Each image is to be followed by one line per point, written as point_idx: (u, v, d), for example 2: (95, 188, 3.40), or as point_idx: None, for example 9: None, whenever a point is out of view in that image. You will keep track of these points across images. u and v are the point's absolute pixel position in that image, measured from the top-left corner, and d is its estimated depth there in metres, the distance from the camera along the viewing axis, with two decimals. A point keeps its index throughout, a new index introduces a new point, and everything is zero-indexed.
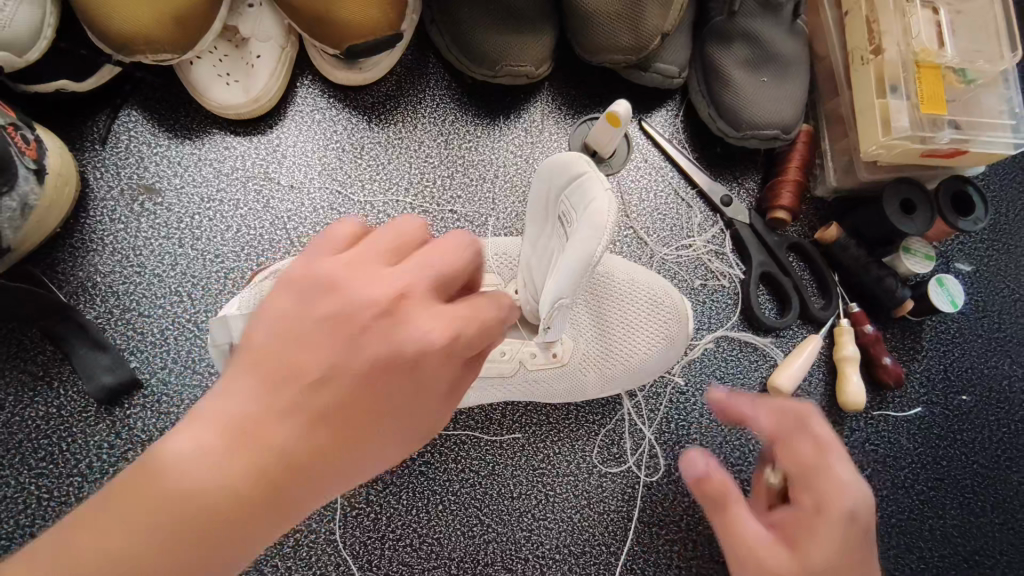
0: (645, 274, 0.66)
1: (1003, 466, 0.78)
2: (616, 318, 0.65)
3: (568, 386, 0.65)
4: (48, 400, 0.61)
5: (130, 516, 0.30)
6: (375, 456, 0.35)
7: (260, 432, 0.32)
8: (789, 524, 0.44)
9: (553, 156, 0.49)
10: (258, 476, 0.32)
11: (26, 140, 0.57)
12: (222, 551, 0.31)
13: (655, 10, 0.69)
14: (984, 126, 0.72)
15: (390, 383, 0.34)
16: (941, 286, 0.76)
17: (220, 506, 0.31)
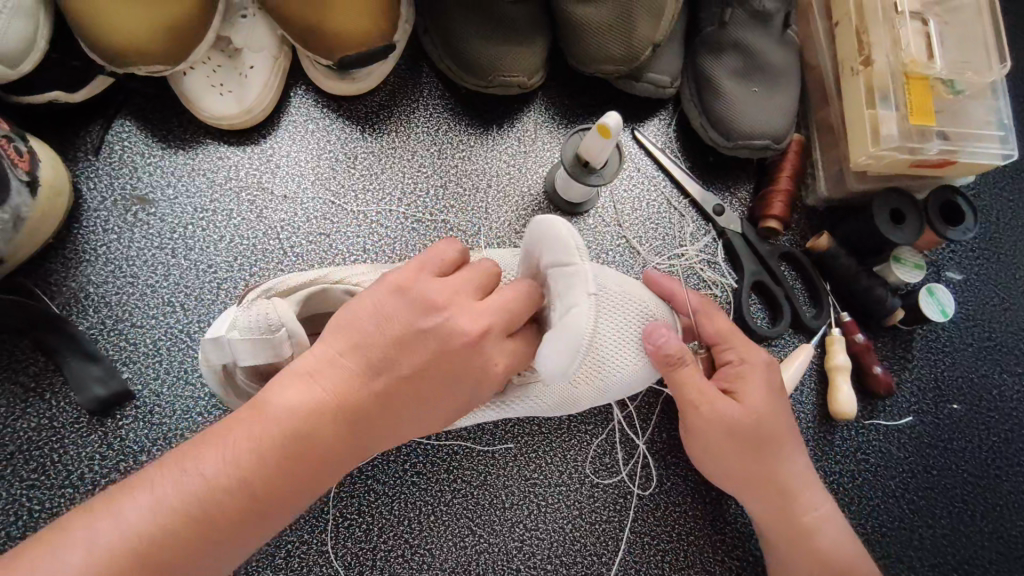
0: (635, 284, 0.62)
1: (993, 475, 0.78)
2: (606, 329, 0.59)
3: (554, 400, 0.62)
4: (40, 412, 0.61)
5: (252, 443, 0.41)
6: (419, 423, 0.46)
7: (347, 396, 0.43)
8: (732, 385, 0.62)
9: (541, 222, 0.49)
10: (345, 418, 0.43)
11: (18, 153, 0.57)
12: (310, 476, 0.43)
13: (647, 21, 0.70)
14: (972, 137, 0.72)
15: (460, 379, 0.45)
16: (931, 296, 0.77)
17: (313, 439, 0.42)
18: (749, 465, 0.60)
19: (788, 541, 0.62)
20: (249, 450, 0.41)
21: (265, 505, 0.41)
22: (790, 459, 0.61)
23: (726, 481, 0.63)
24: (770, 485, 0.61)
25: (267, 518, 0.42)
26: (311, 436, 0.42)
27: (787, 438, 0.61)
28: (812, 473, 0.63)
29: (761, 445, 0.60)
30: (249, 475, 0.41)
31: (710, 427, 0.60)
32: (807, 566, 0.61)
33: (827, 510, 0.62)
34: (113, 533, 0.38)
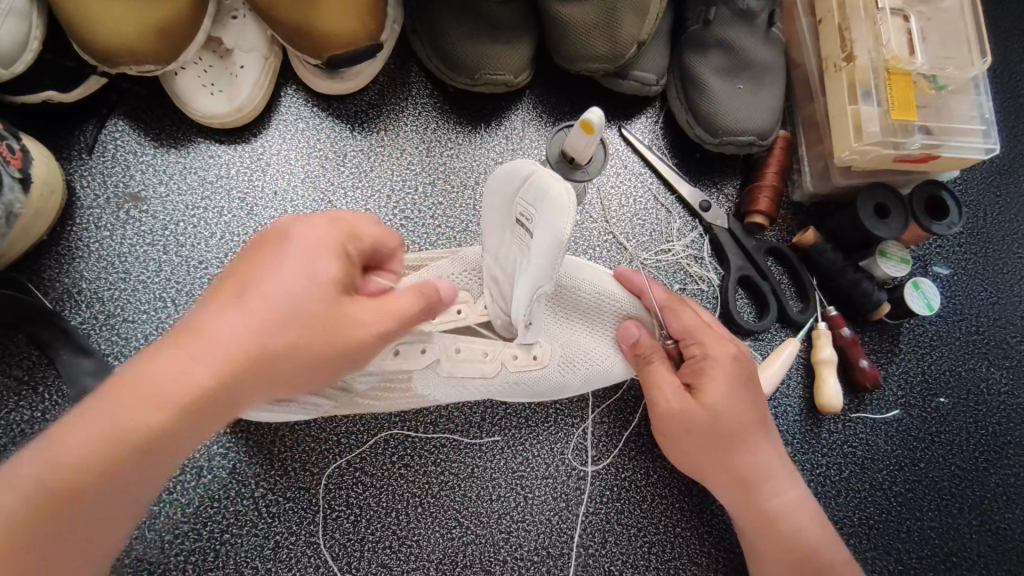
0: (609, 283, 0.66)
1: (980, 468, 0.78)
2: (590, 326, 0.67)
3: (548, 389, 0.67)
4: (32, 404, 0.62)
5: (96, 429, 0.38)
6: (301, 381, 0.43)
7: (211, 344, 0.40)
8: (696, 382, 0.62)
9: (500, 166, 0.51)
10: (189, 379, 0.39)
11: (11, 150, 0.58)
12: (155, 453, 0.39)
13: (631, 19, 0.71)
14: (955, 132, 0.73)
15: (299, 303, 0.42)
16: (915, 290, 0.77)
17: (153, 407, 0.39)
18: (711, 459, 0.61)
19: (754, 530, 0.62)
20: (81, 437, 0.38)
21: (101, 489, 0.39)
22: (753, 450, 0.61)
23: (696, 474, 0.64)
24: (732, 477, 0.61)
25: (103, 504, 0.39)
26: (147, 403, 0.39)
27: (749, 429, 0.61)
28: (778, 462, 0.62)
29: (723, 440, 0.60)
30: (99, 459, 0.38)
31: (672, 424, 0.62)
32: (772, 553, 0.61)
33: (794, 499, 0.62)
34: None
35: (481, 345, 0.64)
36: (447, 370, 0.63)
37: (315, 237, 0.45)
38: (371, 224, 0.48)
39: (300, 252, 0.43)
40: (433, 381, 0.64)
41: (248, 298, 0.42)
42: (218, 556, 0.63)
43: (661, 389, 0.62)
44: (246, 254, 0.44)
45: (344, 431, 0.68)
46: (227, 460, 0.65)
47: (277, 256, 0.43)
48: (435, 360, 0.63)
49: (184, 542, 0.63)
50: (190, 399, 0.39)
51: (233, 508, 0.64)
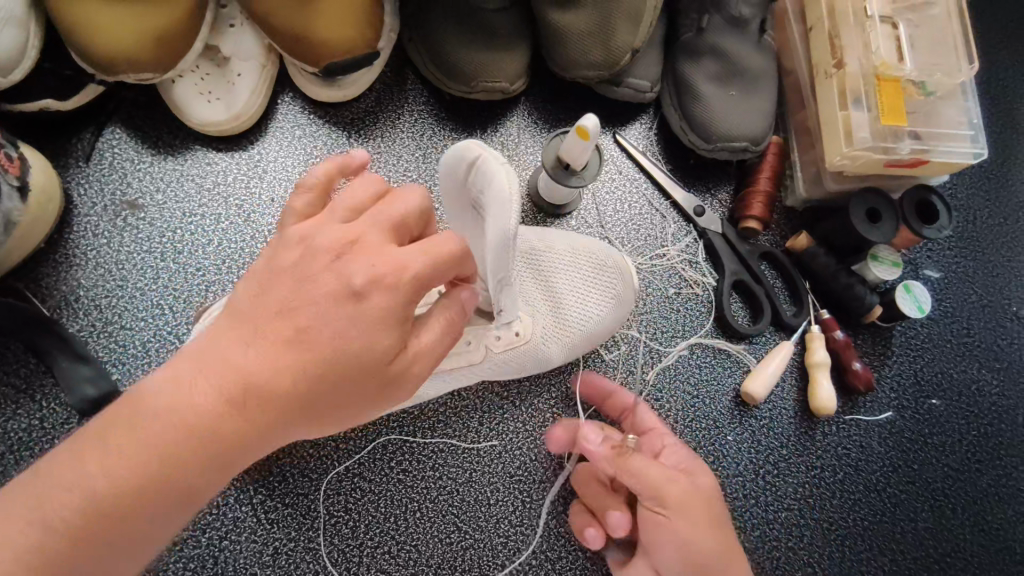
0: (581, 241, 0.70)
1: (972, 469, 0.79)
2: (567, 291, 0.68)
3: (536, 361, 0.67)
4: (30, 412, 0.62)
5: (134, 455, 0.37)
6: (344, 408, 0.42)
7: (266, 377, 0.39)
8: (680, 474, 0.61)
9: (444, 152, 0.48)
10: (235, 411, 0.39)
11: (10, 158, 0.58)
12: (191, 487, 0.38)
13: (625, 27, 0.72)
14: (943, 138, 0.74)
15: (337, 329, 0.40)
16: (907, 293, 0.78)
17: (186, 443, 0.38)
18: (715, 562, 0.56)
19: None
20: (118, 471, 0.37)
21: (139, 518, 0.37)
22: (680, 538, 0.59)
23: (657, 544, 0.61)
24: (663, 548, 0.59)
25: (134, 540, 0.38)
26: (191, 436, 0.38)
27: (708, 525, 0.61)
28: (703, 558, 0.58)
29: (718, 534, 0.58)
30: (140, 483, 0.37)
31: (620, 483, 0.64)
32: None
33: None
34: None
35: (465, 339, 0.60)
36: (437, 369, 0.61)
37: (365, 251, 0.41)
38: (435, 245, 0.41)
39: (348, 270, 0.40)
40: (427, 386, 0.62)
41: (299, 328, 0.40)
42: (217, 563, 0.63)
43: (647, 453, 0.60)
44: (291, 261, 0.41)
45: (342, 436, 0.68)
46: None
47: (322, 286, 0.40)
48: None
49: (182, 549, 0.63)
50: (236, 430, 0.39)
51: (231, 515, 0.64)
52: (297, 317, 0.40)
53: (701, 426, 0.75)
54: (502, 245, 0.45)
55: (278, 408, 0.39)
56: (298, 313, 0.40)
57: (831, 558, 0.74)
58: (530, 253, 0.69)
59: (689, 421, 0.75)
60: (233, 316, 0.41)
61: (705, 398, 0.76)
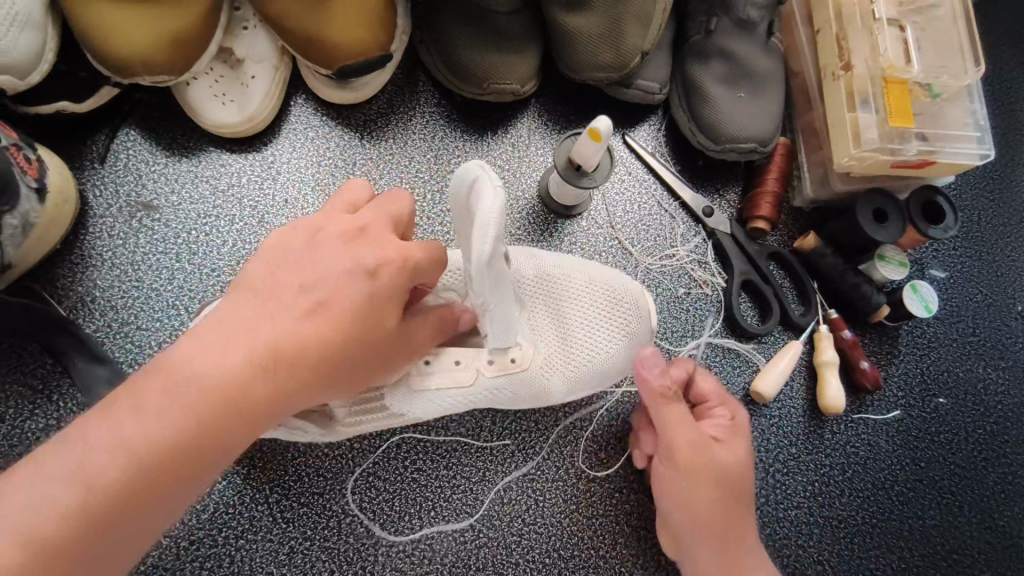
0: (600, 272, 0.69)
1: (979, 467, 0.80)
2: (579, 322, 0.67)
3: (534, 393, 0.65)
4: (47, 412, 0.62)
5: (164, 416, 0.41)
6: (341, 374, 0.48)
7: (283, 347, 0.45)
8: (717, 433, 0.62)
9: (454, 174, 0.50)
10: (255, 375, 0.44)
11: (28, 160, 0.59)
12: (220, 446, 0.43)
13: (636, 30, 0.73)
14: (949, 139, 0.75)
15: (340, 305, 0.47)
16: (914, 292, 0.79)
17: (217, 406, 0.43)
18: (734, 542, 0.59)
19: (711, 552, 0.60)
20: (160, 431, 0.41)
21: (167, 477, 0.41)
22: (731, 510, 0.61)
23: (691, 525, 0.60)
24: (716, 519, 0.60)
25: (171, 494, 0.42)
26: (213, 398, 0.43)
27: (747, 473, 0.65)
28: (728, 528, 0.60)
29: (741, 506, 0.60)
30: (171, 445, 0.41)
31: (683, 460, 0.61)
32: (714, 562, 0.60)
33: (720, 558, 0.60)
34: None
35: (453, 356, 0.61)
36: (424, 386, 0.61)
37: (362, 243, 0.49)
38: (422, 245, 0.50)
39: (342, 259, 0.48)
40: (424, 403, 0.61)
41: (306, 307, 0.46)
42: (233, 562, 0.63)
43: (682, 421, 0.60)
44: (296, 243, 0.50)
45: (356, 435, 0.68)
46: (240, 467, 0.66)
47: (329, 268, 0.48)
48: (407, 375, 0.60)
49: (199, 548, 0.63)
50: (256, 393, 0.44)
51: (248, 514, 0.65)
52: (303, 297, 0.46)
53: None
54: (477, 272, 0.46)
55: (287, 374, 0.45)
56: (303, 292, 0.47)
57: (840, 555, 0.75)
58: (544, 276, 0.68)
59: None
60: (242, 289, 0.48)
61: None
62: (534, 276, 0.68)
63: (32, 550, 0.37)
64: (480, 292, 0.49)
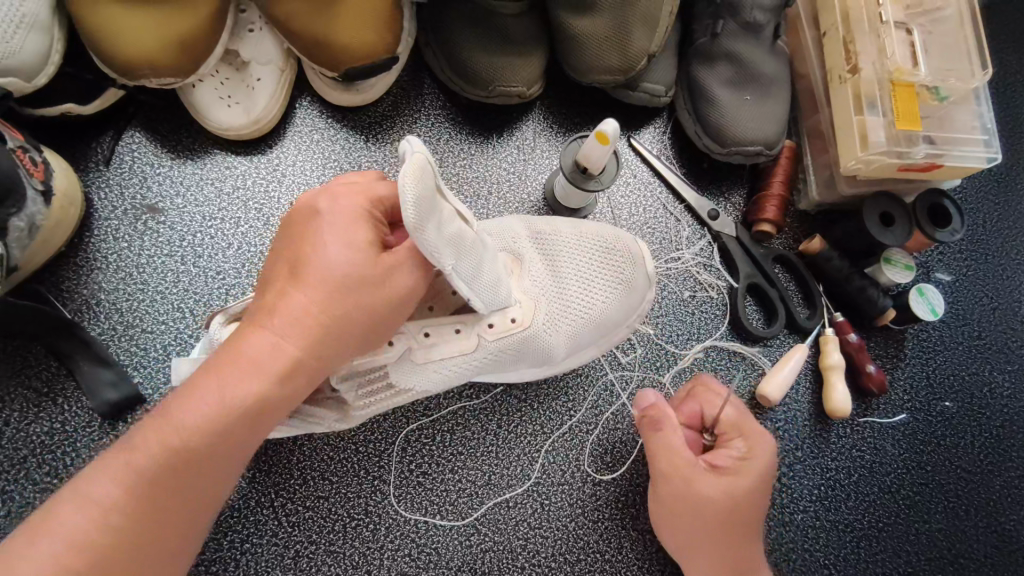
0: (589, 225, 0.69)
1: (985, 471, 0.80)
2: (574, 276, 0.67)
3: (538, 349, 0.65)
4: (52, 416, 0.62)
5: (206, 394, 0.44)
6: (366, 332, 0.49)
7: (304, 313, 0.46)
8: (723, 462, 0.62)
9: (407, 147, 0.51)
10: (284, 345, 0.45)
11: (34, 163, 0.59)
12: (253, 424, 0.45)
13: (642, 33, 0.73)
14: (957, 142, 0.75)
15: (346, 266, 0.47)
16: (920, 296, 0.79)
17: (251, 377, 0.44)
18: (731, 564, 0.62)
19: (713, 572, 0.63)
20: (198, 411, 0.43)
21: (218, 451, 0.44)
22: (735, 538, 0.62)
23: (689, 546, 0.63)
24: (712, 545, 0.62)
25: (214, 472, 0.44)
26: (249, 372, 0.44)
27: (766, 496, 0.63)
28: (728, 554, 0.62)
29: (739, 533, 0.62)
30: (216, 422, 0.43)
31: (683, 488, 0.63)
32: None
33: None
34: (48, 550, 0.39)
35: (453, 324, 0.61)
36: (424, 358, 0.60)
37: (348, 205, 0.50)
38: (390, 186, 0.53)
39: (331, 224, 0.48)
40: (430, 375, 0.60)
41: (312, 275, 0.47)
42: (239, 565, 0.63)
43: (674, 452, 0.62)
44: (293, 225, 0.51)
45: (362, 439, 0.68)
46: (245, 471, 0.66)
47: (320, 232, 0.49)
48: (407, 349, 0.59)
49: (204, 553, 0.63)
50: (290, 361, 0.45)
51: (253, 517, 0.64)
52: (312, 265, 0.47)
53: None
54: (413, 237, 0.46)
55: (317, 338, 0.46)
56: (314, 261, 0.47)
57: (846, 560, 0.75)
58: (538, 237, 0.68)
59: None
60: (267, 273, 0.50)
61: None
62: (528, 236, 0.67)
63: (104, 527, 0.41)
64: (435, 257, 0.48)
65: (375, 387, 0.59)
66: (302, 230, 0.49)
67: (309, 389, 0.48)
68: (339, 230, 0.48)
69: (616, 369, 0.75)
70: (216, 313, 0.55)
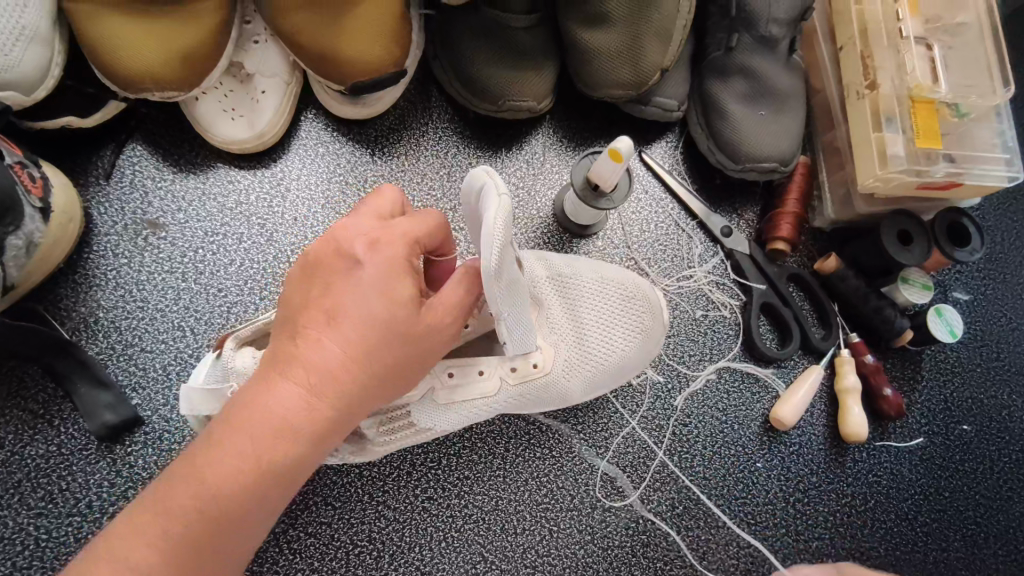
0: (608, 270, 0.68)
1: (1004, 497, 0.78)
2: (594, 321, 0.65)
3: (553, 395, 0.64)
4: (48, 438, 0.60)
5: (239, 459, 0.42)
6: (398, 384, 0.47)
7: (340, 372, 0.44)
8: None
9: (467, 180, 0.50)
10: (319, 405, 0.43)
11: (32, 179, 0.57)
12: (284, 485, 0.44)
13: (656, 46, 0.71)
14: (978, 160, 0.73)
15: (386, 322, 0.45)
16: (939, 317, 0.77)
17: (286, 439, 0.43)
18: None
19: None
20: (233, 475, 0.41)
21: (251, 513, 0.42)
22: None
23: None
24: None
25: (240, 535, 0.43)
26: (285, 432, 0.43)
27: None
28: None
29: None
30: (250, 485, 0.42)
31: None
32: None
33: None
34: None
35: (475, 366, 0.59)
36: (446, 400, 0.58)
37: (388, 249, 0.46)
38: (427, 223, 0.49)
39: (372, 273, 0.45)
40: (451, 418, 0.59)
41: (349, 329, 0.44)
42: None
43: None
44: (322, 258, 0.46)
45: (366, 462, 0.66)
46: None
47: (358, 277, 0.45)
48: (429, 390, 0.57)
49: None
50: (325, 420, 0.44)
51: None
52: (349, 318, 0.44)
53: (731, 452, 0.73)
54: (488, 285, 0.44)
55: (353, 397, 0.44)
56: (351, 313, 0.44)
57: None
58: (556, 280, 0.66)
59: (719, 446, 0.73)
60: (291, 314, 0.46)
61: (735, 423, 0.74)
62: (549, 278, 0.65)
63: None
64: (496, 301, 0.46)
65: (396, 426, 0.58)
66: (335, 271, 0.46)
67: (337, 444, 0.46)
68: (378, 278, 0.45)
69: (627, 391, 0.73)
70: (228, 339, 0.53)
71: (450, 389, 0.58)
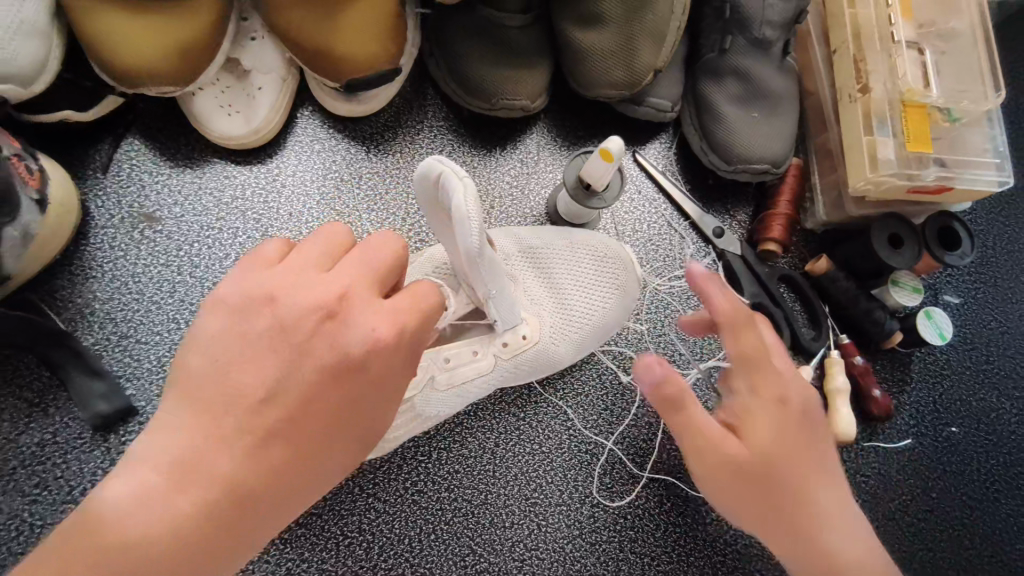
0: (575, 235, 0.69)
1: (991, 498, 0.78)
2: (571, 285, 0.67)
3: (546, 362, 0.65)
4: (43, 426, 0.61)
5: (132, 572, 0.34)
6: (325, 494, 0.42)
7: (279, 484, 0.38)
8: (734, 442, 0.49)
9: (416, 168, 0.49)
10: (244, 519, 0.37)
11: (29, 171, 0.58)
12: None
13: (649, 47, 0.71)
14: (969, 165, 0.73)
15: (340, 434, 0.40)
16: (930, 320, 0.77)
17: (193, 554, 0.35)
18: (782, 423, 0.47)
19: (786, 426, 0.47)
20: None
21: None
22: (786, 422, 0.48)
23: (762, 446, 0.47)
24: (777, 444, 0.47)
25: None
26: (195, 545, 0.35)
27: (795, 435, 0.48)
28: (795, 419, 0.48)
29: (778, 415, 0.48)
30: None
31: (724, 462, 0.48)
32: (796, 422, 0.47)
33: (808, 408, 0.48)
34: None
35: (469, 347, 0.60)
36: (446, 384, 0.59)
37: (376, 352, 0.40)
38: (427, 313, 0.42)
39: (352, 376, 0.39)
40: (449, 400, 0.61)
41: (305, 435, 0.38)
42: None
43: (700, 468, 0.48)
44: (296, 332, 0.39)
45: None
46: None
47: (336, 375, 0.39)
48: (431, 378, 0.59)
49: None
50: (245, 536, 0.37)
51: None
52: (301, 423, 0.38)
53: None
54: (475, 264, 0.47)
55: (276, 512, 0.38)
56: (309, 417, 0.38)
57: None
58: (528, 253, 0.68)
59: None
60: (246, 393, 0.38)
61: None
62: (519, 253, 0.67)
63: None
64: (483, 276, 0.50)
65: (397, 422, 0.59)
66: (311, 357, 0.39)
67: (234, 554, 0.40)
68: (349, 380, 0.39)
69: (617, 388, 0.74)
70: None
71: (449, 371, 0.59)
